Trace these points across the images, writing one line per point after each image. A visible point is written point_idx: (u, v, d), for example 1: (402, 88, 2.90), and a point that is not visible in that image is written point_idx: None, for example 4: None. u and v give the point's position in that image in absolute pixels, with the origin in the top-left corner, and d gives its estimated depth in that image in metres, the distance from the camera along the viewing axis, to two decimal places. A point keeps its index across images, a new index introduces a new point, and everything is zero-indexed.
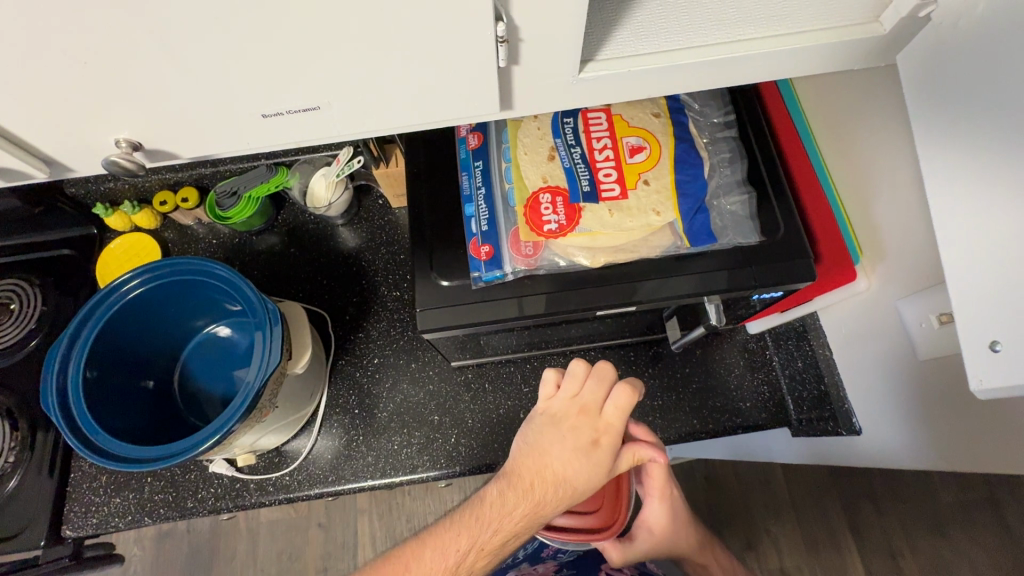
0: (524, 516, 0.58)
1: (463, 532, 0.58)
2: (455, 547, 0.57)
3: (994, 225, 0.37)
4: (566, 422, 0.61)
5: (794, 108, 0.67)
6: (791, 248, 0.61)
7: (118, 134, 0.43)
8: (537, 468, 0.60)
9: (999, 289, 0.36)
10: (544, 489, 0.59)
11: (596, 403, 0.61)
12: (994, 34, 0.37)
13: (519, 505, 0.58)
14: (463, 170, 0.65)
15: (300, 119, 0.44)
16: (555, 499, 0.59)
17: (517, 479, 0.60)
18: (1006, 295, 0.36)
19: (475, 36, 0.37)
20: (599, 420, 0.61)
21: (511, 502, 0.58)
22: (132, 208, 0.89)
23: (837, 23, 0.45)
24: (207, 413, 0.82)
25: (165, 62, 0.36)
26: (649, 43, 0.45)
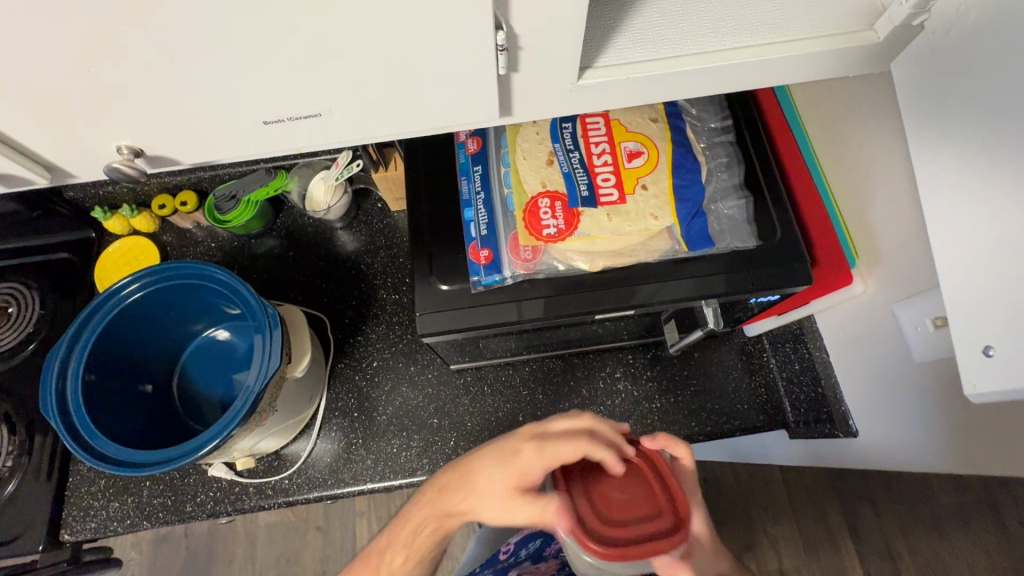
0: (433, 514, 0.60)
1: (381, 540, 0.64)
2: (376, 550, 0.63)
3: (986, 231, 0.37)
4: (504, 438, 0.57)
5: (791, 113, 0.68)
6: (788, 252, 0.61)
7: (120, 141, 0.43)
8: (451, 469, 0.60)
9: (991, 295, 0.36)
10: (459, 493, 0.58)
11: (545, 427, 0.54)
12: (986, 43, 0.37)
13: (427, 502, 0.61)
14: (462, 175, 0.65)
15: (301, 126, 0.45)
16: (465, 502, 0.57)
17: (439, 482, 0.61)
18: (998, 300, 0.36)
19: (476, 44, 0.38)
20: (537, 436, 0.53)
21: (421, 501, 0.62)
22: (131, 210, 0.90)
23: (832, 30, 0.46)
24: (206, 416, 0.82)
25: (168, 69, 0.37)
26: (647, 50, 0.45)
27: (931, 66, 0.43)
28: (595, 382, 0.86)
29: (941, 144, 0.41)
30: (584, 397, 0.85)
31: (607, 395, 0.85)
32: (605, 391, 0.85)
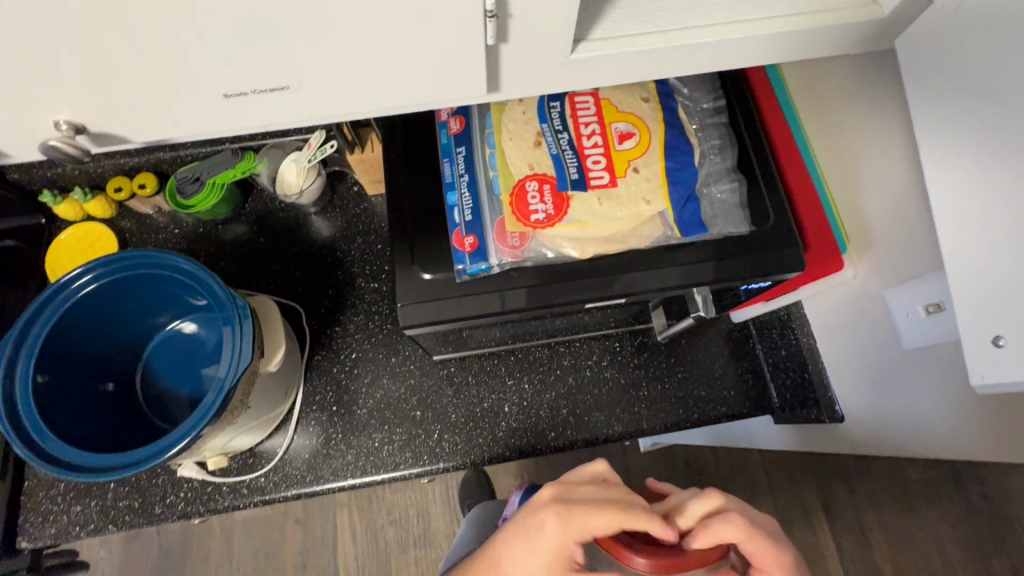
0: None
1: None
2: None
3: (999, 215, 0.36)
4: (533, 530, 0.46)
5: (783, 96, 0.66)
6: (780, 237, 0.60)
7: (57, 116, 0.38)
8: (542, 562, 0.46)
9: (1001, 283, 0.36)
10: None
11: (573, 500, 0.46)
12: (1007, 15, 0.35)
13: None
14: (445, 156, 0.61)
15: (267, 100, 0.40)
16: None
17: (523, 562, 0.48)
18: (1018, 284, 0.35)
19: (462, 10, 0.34)
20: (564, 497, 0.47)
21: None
22: (83, 194, 0.83)
23: (838, 3, 0.43)
24: (173, 414, 0.77)
25: (110, 34, 0.32)
26: (645, 22, 0.43)
27: (939, 43, 0.40)
28: (581, 371, 0.84)
29: (949, 127, 0.39)
30: (571, 386, 0.83)
31: (593, 383, 0.84)
32: (591, 380, 0.84)
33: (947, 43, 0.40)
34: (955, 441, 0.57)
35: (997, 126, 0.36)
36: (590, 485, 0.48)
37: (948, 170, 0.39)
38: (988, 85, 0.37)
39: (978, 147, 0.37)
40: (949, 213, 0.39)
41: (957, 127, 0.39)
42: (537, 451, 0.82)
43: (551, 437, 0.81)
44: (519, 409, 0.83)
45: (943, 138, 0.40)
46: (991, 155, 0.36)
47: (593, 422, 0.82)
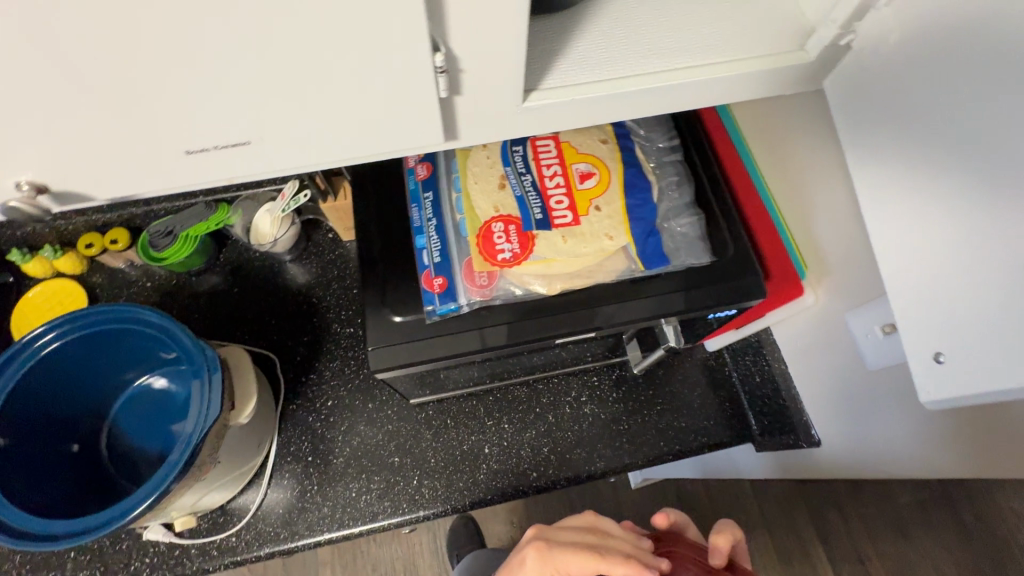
0: None
1: None
2: None
3: (947, 238, 0.37)
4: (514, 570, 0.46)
5: (735, 135, 0.70)
6: (741, 266, 0.62)
7: (18, 177, 0.39)
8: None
9: (938, 301, 0.37)
10: None
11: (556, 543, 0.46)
12: (931, 51, 0.37)
13: None
14: (413, 202, 0.63)
15: (229, 154, 0.42)
16: None
17: None
18: (965, 306, 0.35)
19: (413, 67, 0.37)
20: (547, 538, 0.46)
21: None
22: (53, 251, 0.83)
23: (767, 51, 0.47)
24: (140, 473, 0.74)
25: (67, 91, 0.33)
26: (589, 72, 0.45)
27: (876, 86, 0.42)
28: (561, 407, 0.83)
29: (876, 158, 0.42)
30: (551, 423, 0.83)
31: (573, 420, 0.83)
32: (571, 416, 0.83)
33: (883, 84, 0.42)
34: (926, 459, 0.58)
35: (931, 159, 0.38)
36: (573, 529, 0.48)
37: (886, 195, 0.41)
38: (922, 115, 0.38)
39: (915, 176, 0.39)
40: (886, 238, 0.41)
41: (884, 158, 0.41)
42: (520, 492, 0.80)
43: (532, 477, 0.80)
44: (500, 450, 0.81)
45: (879, 168, 0.42)
46: (932, 184, 0.38)
47: (575, 460, 0.81)
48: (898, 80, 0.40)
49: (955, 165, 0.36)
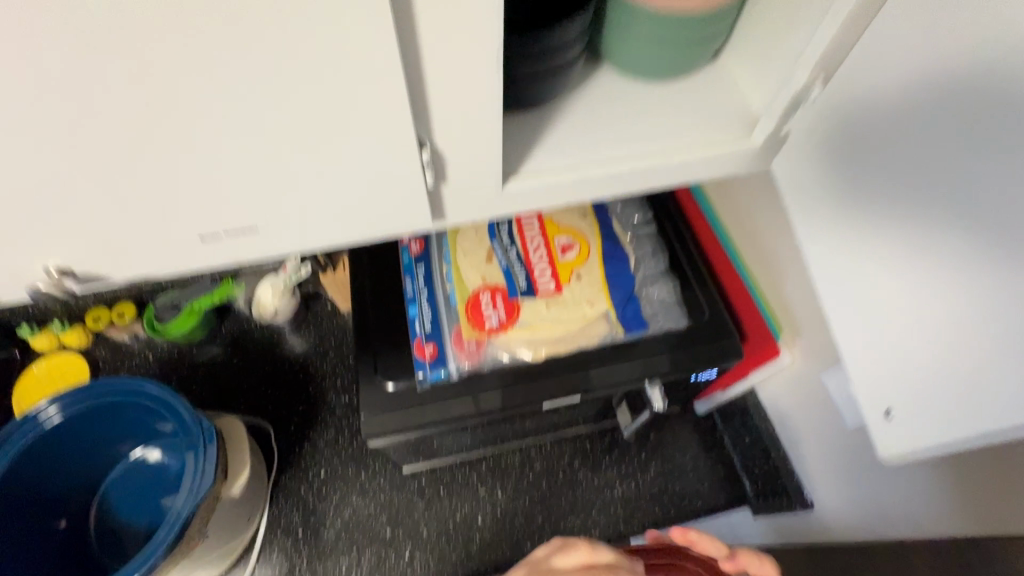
0: None
1: None
2: None
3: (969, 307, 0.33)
4: None
5: (708, 209, 0.76)
6: (716, 328, 0.65)
7: (47, 261, 0.43)
8: None
9: (952, 383, 0.34)
10: None
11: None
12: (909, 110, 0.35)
13: None
14: (406, 274, 0.67)
15: (239, 238, 0.46)
16: None
17: None
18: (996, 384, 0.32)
19: (402, 160, 0.42)
20: None
21: None
22: (62, 324, 0.87)
23: (719, 138, 0.53)
24: (125, 551, 0.73)
25: (101, 185, 0.38)
26: (560, 159, 0.51)
27: (861, 140, 0.39)
28: (555, 474, 0.83)
29: None
30: (545, 491, 0.82)
31: (567, 487, 0.83)
32: (565, 483, 0.83)
33: (869, 138, 0.38)
34: None
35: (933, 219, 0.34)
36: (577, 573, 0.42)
37: (892, 261, 0.38)
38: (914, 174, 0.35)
39: (920, 239, 0.35)
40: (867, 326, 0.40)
41: (861, 231, 0.40)
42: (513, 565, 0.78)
43: (526, 548, 0.79)
44: (493, 520, 0.80)
45: (876, 229, 0.38)
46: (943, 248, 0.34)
47: (569, 528, 0.80)
48: (882, 136, 0.37)
49: (946, 250, 0.34)
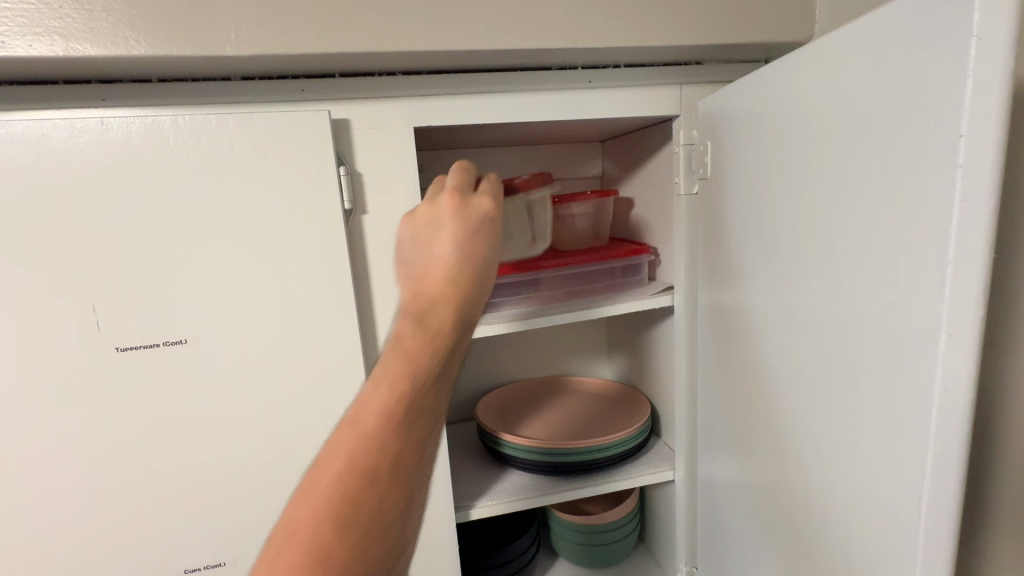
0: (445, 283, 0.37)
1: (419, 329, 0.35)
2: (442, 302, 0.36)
3: (861, 379, 0.33)
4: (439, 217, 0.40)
5: None
6: None
7: None
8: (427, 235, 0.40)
9: (885, 470, 0.32)
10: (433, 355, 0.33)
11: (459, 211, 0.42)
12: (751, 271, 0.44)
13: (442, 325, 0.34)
14: None
15: None
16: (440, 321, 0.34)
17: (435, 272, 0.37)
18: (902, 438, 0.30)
19: None
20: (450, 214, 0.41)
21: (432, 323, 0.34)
22: None
23: None
24: None
25: None
26: None
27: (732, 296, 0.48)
28: None
29: None
30: None
31: None
32: None
33: (737, 291, 0.47)
34: None
35: (798, 322, 0.39)
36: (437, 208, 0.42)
37: (788, 383, 0.40)
38: (769, 296, 0.42)
39: (797, 352, 0.39)
40: (942, 564, 0.30)
41: (822, 549, 0.38)
42: None
43: None
44: None
45: (772, 366, 0.42)
46: (818, 344, 0.37)
47: None
48: (748, 281, 0.45)
49: (836, 351, 0.35)
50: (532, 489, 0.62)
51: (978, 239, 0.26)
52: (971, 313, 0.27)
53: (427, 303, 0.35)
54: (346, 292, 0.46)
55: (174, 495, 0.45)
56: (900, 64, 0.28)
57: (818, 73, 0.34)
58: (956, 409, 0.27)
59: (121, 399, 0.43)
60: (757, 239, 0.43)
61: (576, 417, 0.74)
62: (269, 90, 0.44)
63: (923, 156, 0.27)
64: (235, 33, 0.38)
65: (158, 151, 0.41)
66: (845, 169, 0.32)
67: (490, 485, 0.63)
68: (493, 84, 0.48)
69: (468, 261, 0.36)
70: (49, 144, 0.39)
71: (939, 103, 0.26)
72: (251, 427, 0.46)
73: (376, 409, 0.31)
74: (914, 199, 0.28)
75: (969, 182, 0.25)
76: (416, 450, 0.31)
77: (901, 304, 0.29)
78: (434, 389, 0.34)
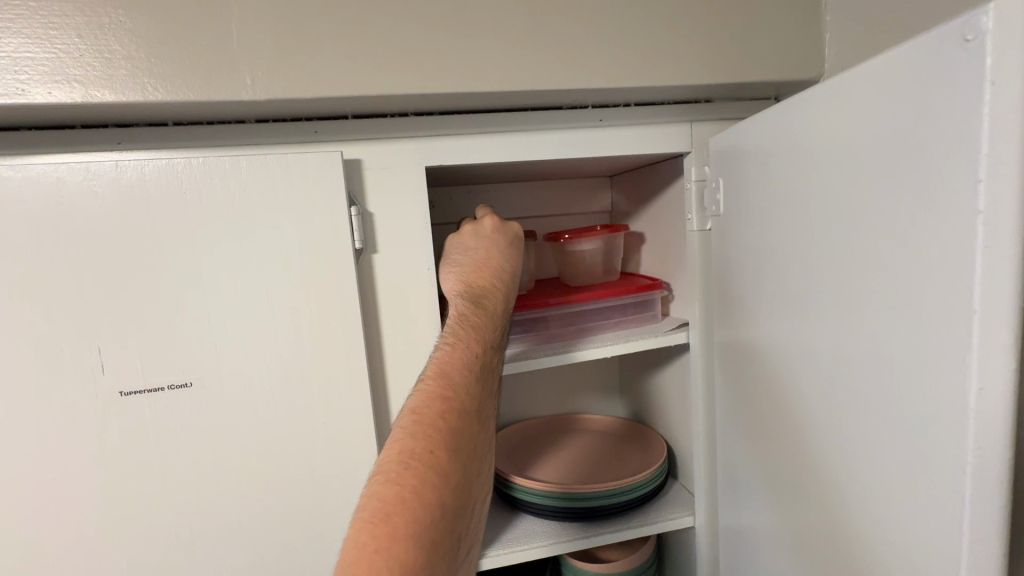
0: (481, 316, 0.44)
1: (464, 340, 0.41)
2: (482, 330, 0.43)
3: (887, 423, 0.31)
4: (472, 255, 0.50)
5: None
6: None
7: None
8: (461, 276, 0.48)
9: (918, 522, 0.29)
10: (495, 302, 0.46)
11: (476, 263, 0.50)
12: (767, 307, 0.43)
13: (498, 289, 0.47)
14: None
15: None
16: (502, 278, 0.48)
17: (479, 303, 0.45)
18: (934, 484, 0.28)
19: None
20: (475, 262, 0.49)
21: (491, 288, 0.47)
22: None
23: None
24: None
25: None
26: None
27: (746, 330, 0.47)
28: None
29: None
30: None
31: None
32: None
33: (751, 325, 0.46)
34: None
35: (816, 361, 0.37)
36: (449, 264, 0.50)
37: (810, 425, 0.39)
38: (787, 333, 0.40)
39: (817, 391, 0.37)
40: None
41: None
42: None
43: None
44: None
45: (794, 406, 0.41)
46: (840, 385, 0.35)
47: None
48: (762, 316, 0.44)
49: (857, 390, 0.33)
50: (543, 536, 0.59)
51: (1005, 283, 0.24)
52: (1006, 357, 0.25)
53: (491, 279, 0.47)
54: (355, 333, 0.45)
55: (174, 543, 0.44)
56: (914, 103, 0.27)
57: (828, 112, 0.34)
58: (993, 461, 0.26)
59: (124, 444, 0.42)
60: (770, 275, 0.42)
61: (588, 457, 0.71)
62: (282, 132, 0.44)
63: (943, 196, 0.26)
64: (249, 77, 0.39)
65: (172, 193, 0.41)
66: (860, 207, 0.32)
67: (500, 531, 0.60)
68: (504, 124, 0.48)
69: (513, 259, 0.51)
70: (66, 188, 0.40)
71: (951, 139, 0.25)
72: (256, 473, 0.45)
73: (456, 362, 0.38)
74: (934, 241, 0.27)
75: (991, 223, 0.24)
76: (479, 407, 0.37)
77: (927, 345, 0.28)
78: (488, 364, 0.41)
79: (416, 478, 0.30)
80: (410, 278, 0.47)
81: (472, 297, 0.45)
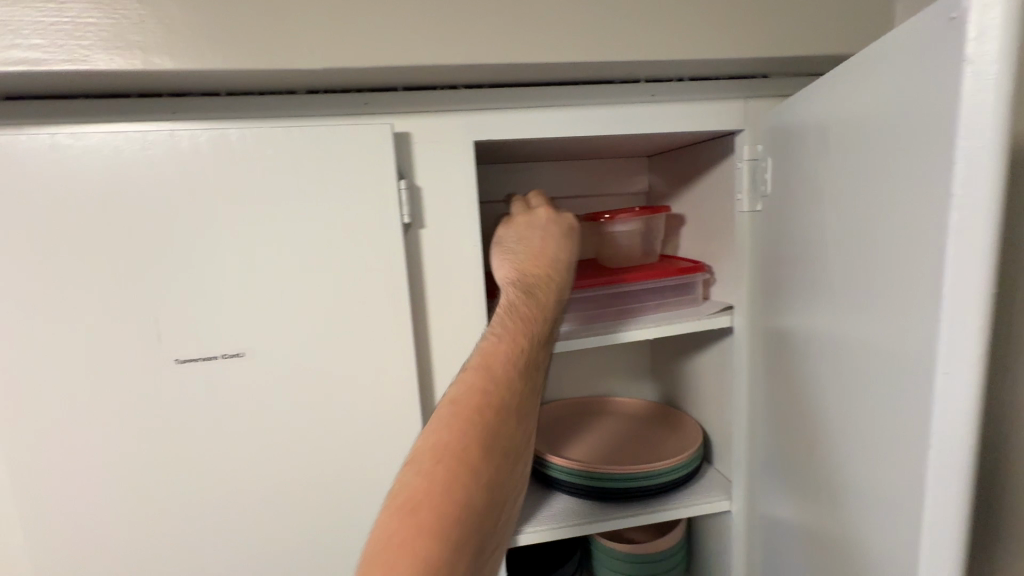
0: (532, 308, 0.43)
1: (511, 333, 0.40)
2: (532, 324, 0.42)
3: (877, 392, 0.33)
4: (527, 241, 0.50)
5: None
6: None
7: None
8: (517, 264, 0.47)
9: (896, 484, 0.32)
10: (543, 294, 0.44)
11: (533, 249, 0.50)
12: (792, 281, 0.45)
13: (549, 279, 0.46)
14: None
15: None
16: (550, 267, 0.47)
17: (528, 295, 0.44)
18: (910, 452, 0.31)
19: None
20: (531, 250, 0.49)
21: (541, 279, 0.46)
22: None
23: None
24: None
25: None
26: None
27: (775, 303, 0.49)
28: None
29: None
30: None
31: None
32: None
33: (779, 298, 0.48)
34: None
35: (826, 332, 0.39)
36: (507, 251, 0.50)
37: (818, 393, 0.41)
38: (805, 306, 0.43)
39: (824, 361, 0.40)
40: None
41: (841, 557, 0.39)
42: None
43: None
44: None
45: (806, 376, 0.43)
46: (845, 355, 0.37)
47: None
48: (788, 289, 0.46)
49: (855, 360, 0.35)
50: (576, 516, 0.59)
51: (977, 263, 0.26)
52: (974, 333, 0.27)
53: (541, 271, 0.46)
54: (401, 307, 0.45)
55: (224, 506, 0.45)
56: (922, 83, 0.28)
57: (845, 92, 0.35)
58: (959, 430, 0.27)
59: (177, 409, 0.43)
60: (795, 250, 0.44)
61: (620, 439, 0.71)
62: (333, 103, 0.43)
63: (925, 178, 0.28)
64: (312, 55, 0.38)
65: (223, 162, 0.41)
66: (867, 185, 0.33)
67: (534, 509, 0.61)
68: (555, 98, 0.47)
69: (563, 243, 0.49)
70: (121, 155, 0.40)
71: (936, 122, 0.27)
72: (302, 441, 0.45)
73: (497, 356, 0.38)
74: (919, 221, 0.28)
75: (964, 205, 0.26)
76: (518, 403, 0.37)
77: (909, 318, 0.30)
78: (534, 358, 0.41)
79: (444, 472, 0.30)
80: (456, 253, 0.47)
81: (519, 288, 0.45)
